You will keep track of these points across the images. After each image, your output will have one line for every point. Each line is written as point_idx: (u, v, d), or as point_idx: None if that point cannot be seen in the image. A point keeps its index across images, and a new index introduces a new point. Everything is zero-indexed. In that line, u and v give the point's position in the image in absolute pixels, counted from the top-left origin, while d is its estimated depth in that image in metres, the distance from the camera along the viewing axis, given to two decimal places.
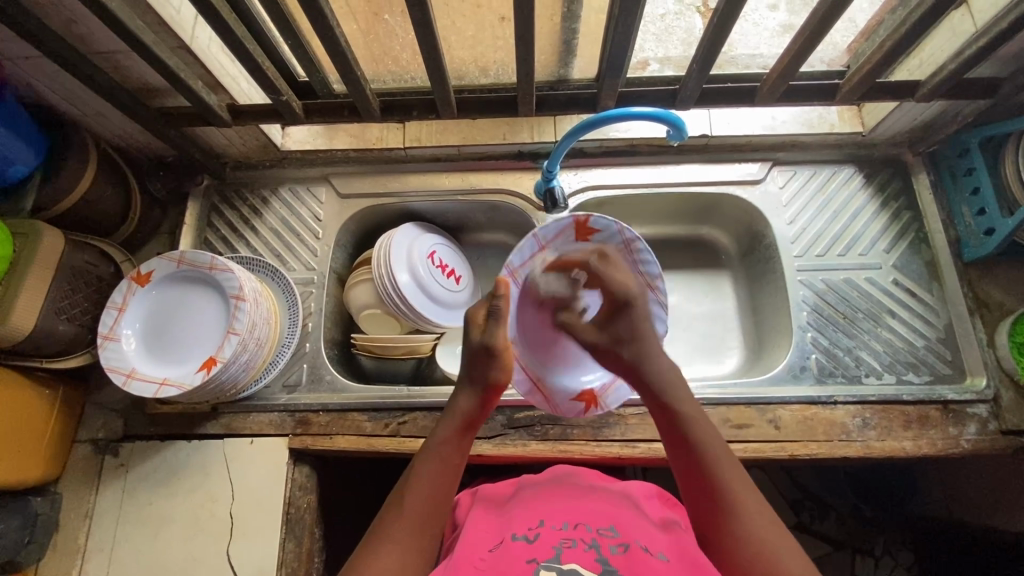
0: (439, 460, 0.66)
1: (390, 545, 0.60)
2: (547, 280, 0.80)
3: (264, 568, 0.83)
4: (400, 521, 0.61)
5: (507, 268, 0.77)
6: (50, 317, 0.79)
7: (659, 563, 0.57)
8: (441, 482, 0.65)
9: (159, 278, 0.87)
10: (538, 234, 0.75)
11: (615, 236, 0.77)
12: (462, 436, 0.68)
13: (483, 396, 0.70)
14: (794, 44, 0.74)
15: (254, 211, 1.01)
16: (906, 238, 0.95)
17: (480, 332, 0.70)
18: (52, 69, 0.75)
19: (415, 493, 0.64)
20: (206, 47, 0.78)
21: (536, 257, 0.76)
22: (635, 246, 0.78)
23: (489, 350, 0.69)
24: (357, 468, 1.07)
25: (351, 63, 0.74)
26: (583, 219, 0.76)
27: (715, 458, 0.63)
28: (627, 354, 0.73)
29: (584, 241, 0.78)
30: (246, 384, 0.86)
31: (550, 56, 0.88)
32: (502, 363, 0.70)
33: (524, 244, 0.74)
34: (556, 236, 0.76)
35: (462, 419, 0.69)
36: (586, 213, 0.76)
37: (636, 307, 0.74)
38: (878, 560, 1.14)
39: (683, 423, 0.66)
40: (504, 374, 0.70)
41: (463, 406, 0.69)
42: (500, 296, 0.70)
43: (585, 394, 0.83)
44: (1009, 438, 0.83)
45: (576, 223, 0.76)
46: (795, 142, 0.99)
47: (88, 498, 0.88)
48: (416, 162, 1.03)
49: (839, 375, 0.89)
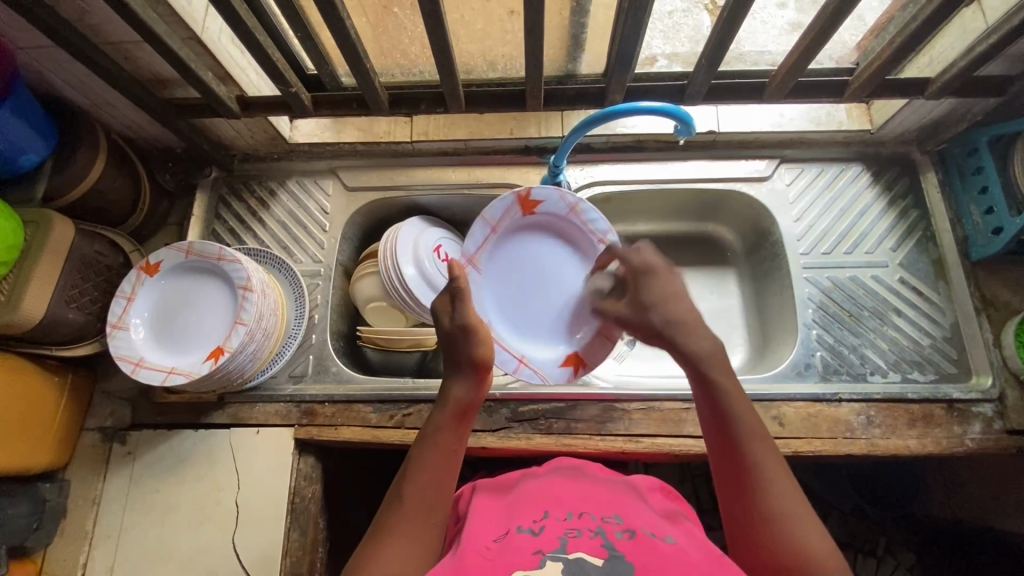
0: (435, 447, 0.65)
1: (397, 539, 0.59)
2: (509, 263, 0.91)
3: (268, 557, 0.83)
4: (403, 512, 0.61)
5: (471, 253, 0.88)
6: (60, 305, 0.80)
7: (667, 546, 0.58)
8: (442, 473, 0.64)
9: (167, 267, 0.87)
10: (487, 218, 0.88)
11: (558, 203, 0.90)
12: (458, 424, 0.67)
13: (475, 377, 0.69)
14: (802, 42, 0.74)
15: (262, 204, 1.02)
16: (913, 237, 0.95)
17: (450, 317, 0.72)
18: (64, 59, 0.76)
19: (415, 481, 0.63)
20: (216, 37, 0.79)
21: (490, 240, 0.89)
22: (580, 209, 0.90)
23: (464, 328, 0.70)
24: (361, 460, 1.07)
25: (361, 56, 0.74)
26: (525, 195, 0.88)
27: (748, 433, 0.61)
28: (656, 321, 0.69)
29: (531, 213, 0.91)
30: (252, 374, 0.87)
31: (558, 50, 0.88)
32: (480, 338, 0.70)
33: (473, 231, 0.87)
34: (505, 217, 0.90)
35: (455, 406, 0.68)
36: (526, 188, 0.89)
37: (662, 275, 0.72)
38: (879, 560, 1.14)
39: (718, 396, 0.63)
40: (486, 351, 0.70)
41: (455, 393, 0.68)
42: (457, 278, 0.73)
43: (568, 358, 0.90)
44: (1014, 438, 0.83)
45: (518, 201, 0.89)
46: (803, 139, 0.99)
47: (95, 485, 0.89)
48: (423, 156, 1.03)
49: (844, 373, 0.89)
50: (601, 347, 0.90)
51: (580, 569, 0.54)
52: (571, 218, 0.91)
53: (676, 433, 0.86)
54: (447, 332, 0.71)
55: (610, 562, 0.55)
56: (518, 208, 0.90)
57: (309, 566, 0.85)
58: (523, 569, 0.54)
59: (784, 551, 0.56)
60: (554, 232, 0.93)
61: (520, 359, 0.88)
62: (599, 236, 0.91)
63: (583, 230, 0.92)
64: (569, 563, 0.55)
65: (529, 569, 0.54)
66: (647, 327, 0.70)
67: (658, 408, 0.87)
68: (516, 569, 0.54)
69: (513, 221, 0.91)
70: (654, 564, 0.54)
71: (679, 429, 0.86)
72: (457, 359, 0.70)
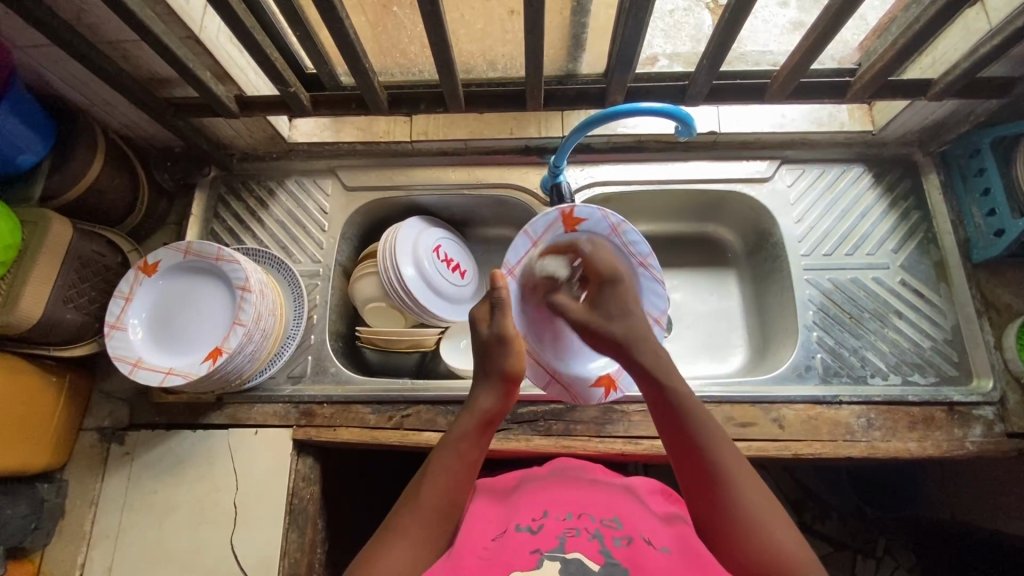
0: (455, 454, 0.65)
1: (404, 541, 0.59)
2: (546, 278, 0.83)
3: (267, 558, 0.83)
4: (414, 514, 0.61)
5: (510, 266, 0.79)
6: (57, 305, 0.80)
7: (662, 557, 0.58)
8: (459, 479, 0.64)
9: (166, 267, 0.87)
10: (528, 231, 0.78)
11: (601, 222, 0.79)
12: (481, 433, 0.67)
13: (503, 389, 0.69)
14: (805, 42, 0.73)
15: (261, 203, 1.02)
16: (915, 238, 0.95)
17: (489, 326, 0.71)
18: (61, 58, 0.75)
19: (431, 484, 0.63)
20: (214, 37, 0.78)
21: (531, 256, 0.80)
22: (622, 229, 0.79)
23: (501, 339, 0.69)
24: (360, 461, 1.07)
25: (360, 55, 0.74)
26: (569, 211, 0.78)
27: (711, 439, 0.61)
28: (616, 333, 0.71)
29: (573, 230, 0.80)
30: (251, 374, 0.87)
31: (558, 50, 0.87)
32: (515, 351, 0.69)
33: (515, 243, 0.78)
34: (546, 232, 0.79)
35: (482, 416, 0.67)
36: (571, 204, 0.78)
37: (622, 284, 0.75)
38: (879, 561, 1.14)
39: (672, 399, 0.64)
40: (518, 364, 0.69)
41: (484, 403, 0.68)
42: (500, 287, 0.71)
43: (602, 378, 0.85)
44: (1015, 441, 0.83)
45: (562, 216, 0.78)
46: (804, 140, 0.98)
47: (94, 485, 0.88)
48: (423, 155, 1.03)
49: (845, 375, 0.88)
50: None
51: (577, 570, 0.54)
52: (613, 238, 0.80)
53: None
54: (484, 341, 0.70)
55: (607, 567, 0.55)
56: (560, 223, 0.79)
57: (307, 567, 0.85)
58: (519, 570, 0.55)
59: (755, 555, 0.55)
60: None
61: (552, 374, 0.84)
62: (640, 258, 0.81)
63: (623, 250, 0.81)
64: (566, 564, 0.55)
65: (525, 570, 0.55)
66: (608, 336, 0.71)
67: None
68: (513, 570, 0.55)
69: (557, 238, 0.80)
70: (648, 572, 0.54)
71: None
72: (492, 368, 0.69)
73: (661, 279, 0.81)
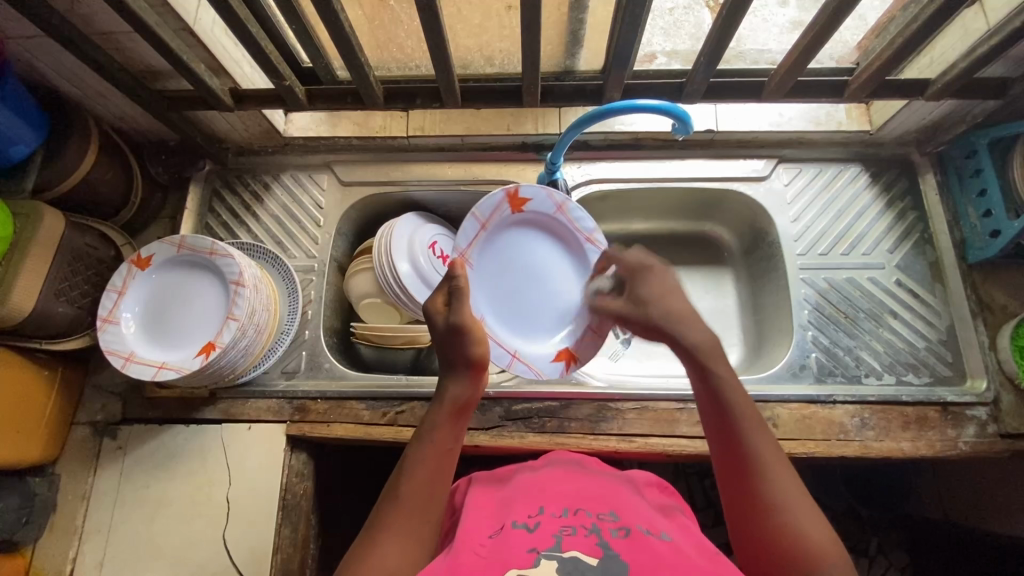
0: (431, 443, 0.65)
1: (393, 534, 0.59)
2: (500, 258, 0.89)
3: (260, 553, 0.83)
4: (403, 512, 0.60)
5: (462, 250, 0.86)
6: (49, 298, 0.79)
7: (663, 543, 0.57)
8: (438, 469, 0.64)
9: (158, 261, 0.86)
10: (477, 214, 0.87)
11: (545, 201, 0.88)
12: (455, 422, 0.68)
13: (471, 375, 0.70)
14: (803, 39, 0.73)
15: (255, 197, 1.01)
16: (911, 239, 0.95)
17: (444, 316, 0.72)
18: (53, 49, 0.75)
19: (410, 476, 0.63)
20: (209, 30, 0.78)
21: (481, 237, 0.88)
22: (567, 207, 0.89)
23: (459, 328, 0.70)
24: (355, 457, 1.07)
25: (356, 48, 0.73)
26: (514, 192, 0.87)
27: (749, 424, 0.61)
28: (652, 315, 0.71)
29: (519, 211, 0.89)
30: (244, 370, 0.86)
31: (556, 46, 0.87)
32: (476, 338, 0.70)
33: (466, 226, 0.86)
34: (495, 214, 0.88)
35: (452, 403, 0.68)
36: (515, 185, 0.87)
37: (655, 272, 0.75)
38: (872, 560, 1.14)
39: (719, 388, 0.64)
40: (481, 350, 0.70)
41: (452, 391, 0.69)
42: (457, 277, 0.73)
43: (561, 355, 0.88)
44: (1008, 442, 0.83)
45: (509, 198, 0.87)
46: (802, 139, 0.98)
47: (85, 480, 0.88)
48: (419, 151, 1.02)
49: (839, 374, 0.89)
50: (592, 344, 0.89)
51: (575, 568, 0.54)
52: (558, 216, 0.90)
53: (670, 434, 0.85)
54: (443, 332, 0.70)
55: (605, 562, 0.55)
56: (507, 205, 0.88)
57: (300, 563, 0.84)
58: (516, 568, 0.54)
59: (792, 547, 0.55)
60: (543, 231, 0.91)
61: (513, 354, 0.86)
62: (584, 233, 0.90)
63: (567, 226, 0.90)
64: (564, 564, 0.55)
65: (523, 567, 0.54)
66: (642, 324, 0.72)
67: (652, 407, 0.87)
68: (510, 568, 0.54)
69: (503, 220, 0.88)
70: (650, 564, 0.54)
71: (673, 430, 0.86)
72: (457, 353, 0.70)
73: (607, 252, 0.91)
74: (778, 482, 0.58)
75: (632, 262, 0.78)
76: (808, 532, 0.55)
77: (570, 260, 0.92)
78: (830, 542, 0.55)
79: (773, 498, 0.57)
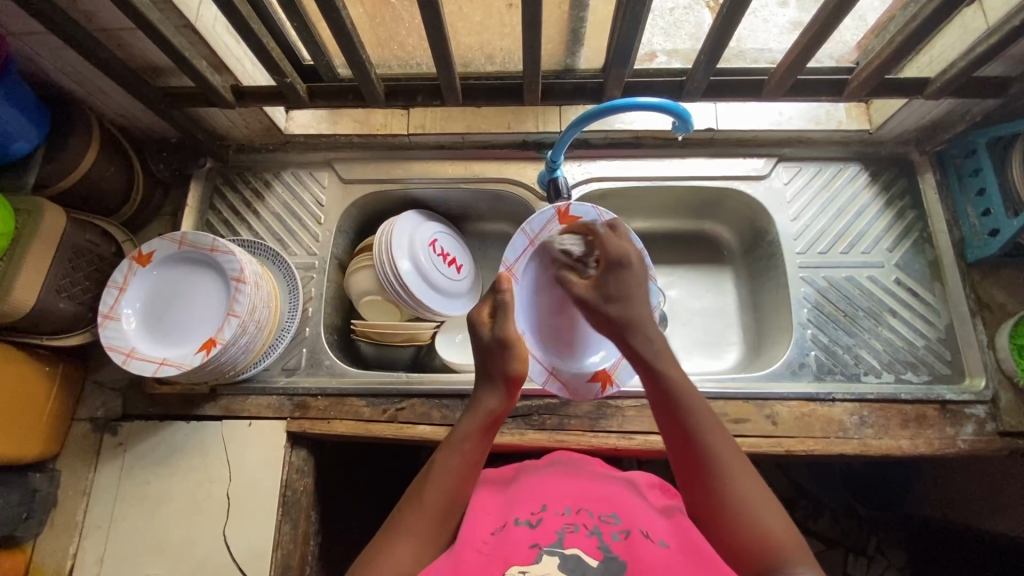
0: (459, 456, 0.65)
1: (407, 536, 0.60)
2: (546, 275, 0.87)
3: (260, 549, 0.83)
4: (416, 517, 0.61)
5: (510, 264, 0.84)
6: (51, 294, 0.79)
7: (660, 550, 0.57)
8: (461, 480, 0.64)
9: (160, 258, 0.87)
10: (527, 230, 0.85)
11: (595, 221, 0.87)
12: (486, 434, 0.67)
13: (507, 389, 0.68)
14: (803, 38, 0.73)
15: (256, 195, 1.01)
16: (910, 237, 0.95)
17: (490, 329, 0.69)
18: (56, 46, 0.75)
19: (434, 487, 0.63)
20: (211, 27, 0.78)
21: (530, 253, 0.85)
22: None
23: (503, 344, 0.68)
24: (355, 454, 1.07)
25: (357, 46, 0.73)
26: (564, 209, 0.86)
27: (702, 427, 0.61)
28: (613, 314, 0.67)
29: None
30: (244, 366, 0.86)
31: (557, 44, 0.87)
32: (518, 354, 0.68)
33: (515, 241, 0.84)
34: (545, 231, 0.86)
35: (486, 416, 0.67)
36: (567, 203, 0.86)
37: (634, 268, 0.68)
38: (870, 559, 1.14)
39: (672, 391, 0.63)
40: (521, 366, 0.68)
41: (488, 403, 0.68)
42: (503, 290, 0.71)
43: (599, 374, 0.87)
44: (1006, 440, 0.83)
45: (559, 215, 0.86)
46: (801, 138, 0.98)
47: (86, 476, 0.88)
48: (420, 149, 1.03)
49: (838, 373, 0.89)
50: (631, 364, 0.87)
51: (576, 568, 0.55)
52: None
53: None
54: (485, 346, 0.69)
55: (605, 563, 0.55)
56: (557, 223, 0.86)
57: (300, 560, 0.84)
58: (517, 565, 0.55)
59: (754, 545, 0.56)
60: None
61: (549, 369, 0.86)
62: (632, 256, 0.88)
63: None
64: (565, 560, 0.55)
65: (524, 564, 0.55)
66: (602, 317, 0.67)
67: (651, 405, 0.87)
68: (511, 565, 0.55)
69: None
70: (648, 569, 0.54)
71: None
72: (499, 371, 0.68)
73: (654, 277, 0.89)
74: (737, 481, 0.58)
75: (614, 251, 0.68)
76: (769, 528, 0.56)
77: None
78: (788, 534, 0.56)
79: (735, 497, 0.58)
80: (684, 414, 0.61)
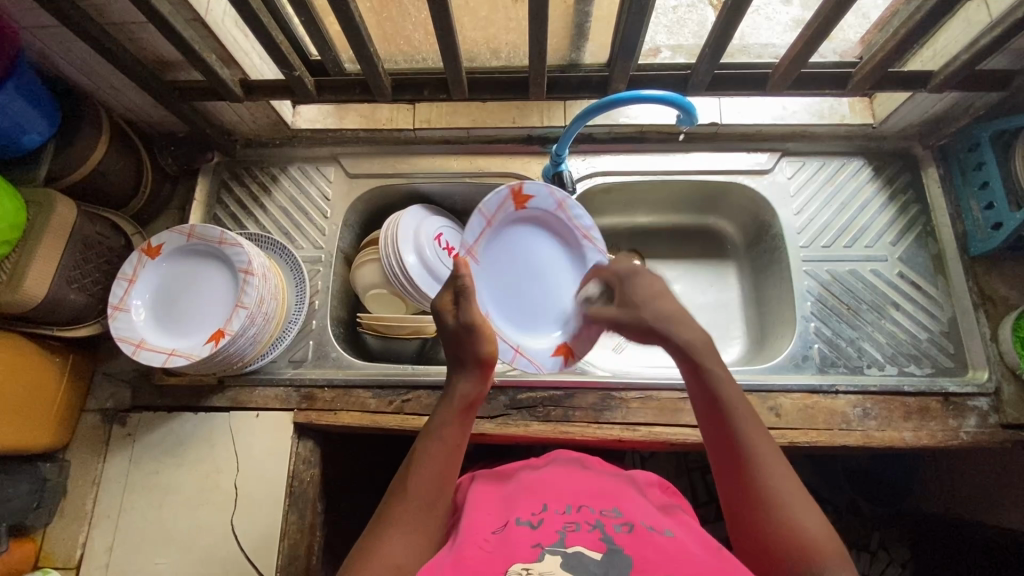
0: (439, 441, 0.66)
1: (401, 529, 0.60)
2: (505, 257, 0.93)
3: (266, 539, 0.84)
4: (411, 505, 0.62)
5: (470, 246, 0.90)
6: (62, 285, 0.80)
7: (665, 539, 0.59)
8: (444, 465, 0.65)
9: (170, 250, 0.87)
10: (483, 211, 0.89)
11: (547, 199, 0.92)
12: (463, 417, 0.68)
13: (480, 374, 0.70)
14: (806, 32, 0.73)
15: (263, 188, 1.02)
16: (914, 231, 0.95)
17: (455, 314, 0.70)
18: (68, 40, 0.76)
19: (418, 474, 0.64)
20: (220, 20, 0.79)
21: (487, 233, 0.91)
22: (567, 205, 0.93)
23: (471, 327, 0.69)
24: (361, 448, 1.08)
25: (364, 39, 0.74)
26: (519, 188, 0.90)
27: (742, 423, 0.63)
28: (647, 315, 0.70)
29: (522, 207, 0.92)
30: (252, 358, 0.87)
31: (562, 39, 0.88)
32: (486, 337, 0.70)
33: (472, 222, 0.88)
34: (499, 210, 0.91)
35: (461, 400, 0.68)
36: (520, 182, 0.89)
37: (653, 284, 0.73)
38: (874, 555, 1.15)
39: (712, 387, 0.65)
40: (491, 349, 0.70)
41: (461, 388, 0.69)
42: (463, 274, 0.70)
43: (559, 348, 0.92)
44: (1009, 432, 0.84)
45: (512, 194, 0.90)
46: (804, 133, 0.99)
47: (95, 465, 0.89)
48: (425, 143, 1.03)
49: (841, 365, 0.89)
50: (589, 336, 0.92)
51: (579, 564, 0.55)
52: (558, 213, 0.94)
53: (674, 423, 0.86)
54: (454, 331, 0.69)
55: (608, 556, 0.56)
56: (511, 202, 0.91)
57: (306, 550, 0.85)
58: (522, 562, 0.55)
59: (785, 539, 0.57)
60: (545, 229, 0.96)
61: (516, 348, 0.90)
62: (582, 230, 0.95)
63: (568, 224, 0.95)
64: (568, 558, 0.56)
65: (528, 562, 0.55)
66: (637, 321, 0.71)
67: (655, 397, 0.88)
68: (515, 563, 0.55)
69: (508, 215, 0.92)
70: (652, 558, 0.55)
71: (676, 418, 0.86)
72: (467, 355, 0.69)
73: (602, 248, 0.96)
74: (774, 478, 0.60)
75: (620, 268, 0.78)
76: (807, 528, 0.57)
77: (567, 255, 0.97)
78: (829, 539, 0.56)
79: (770, 493, 0.59)
80: (728, 417, 0.63)
